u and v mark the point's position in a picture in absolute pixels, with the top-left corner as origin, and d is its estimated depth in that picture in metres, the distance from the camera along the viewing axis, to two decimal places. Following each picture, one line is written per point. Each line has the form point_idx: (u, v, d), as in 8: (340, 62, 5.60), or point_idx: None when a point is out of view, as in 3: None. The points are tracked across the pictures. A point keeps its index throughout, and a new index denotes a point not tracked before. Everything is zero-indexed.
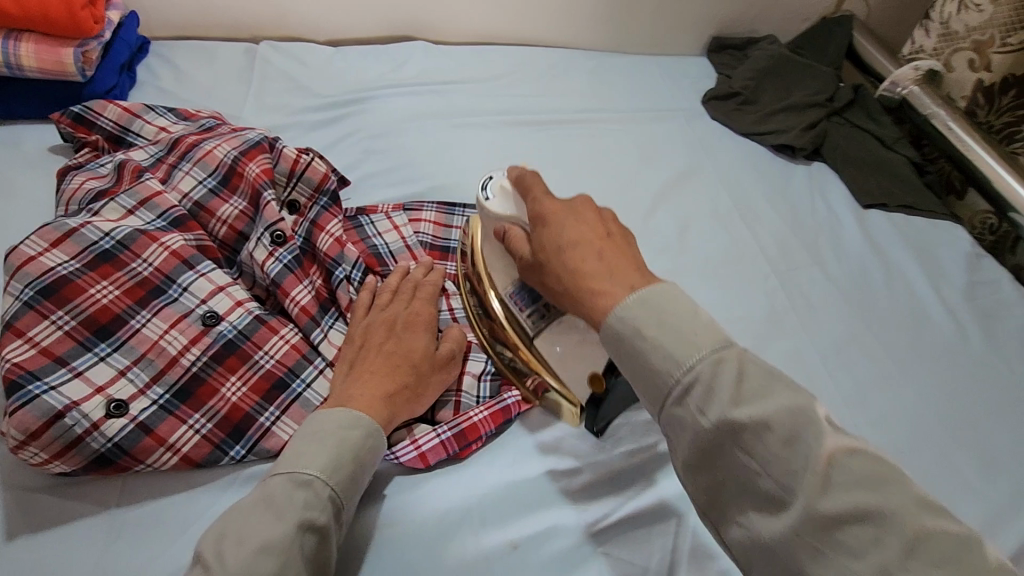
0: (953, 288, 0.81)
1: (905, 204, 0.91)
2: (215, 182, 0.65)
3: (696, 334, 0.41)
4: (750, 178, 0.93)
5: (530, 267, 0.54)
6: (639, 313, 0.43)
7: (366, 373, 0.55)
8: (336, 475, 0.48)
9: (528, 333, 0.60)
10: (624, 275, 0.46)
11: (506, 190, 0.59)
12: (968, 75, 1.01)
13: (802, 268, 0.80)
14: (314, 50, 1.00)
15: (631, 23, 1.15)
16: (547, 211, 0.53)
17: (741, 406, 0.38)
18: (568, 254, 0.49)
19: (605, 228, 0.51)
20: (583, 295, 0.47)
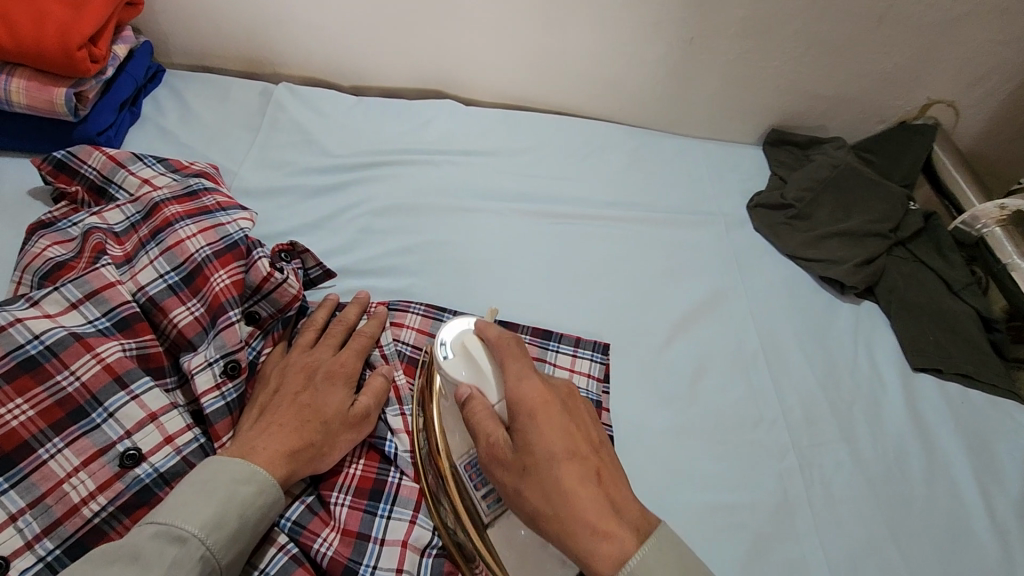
0: (1005, 496, 0.69)
1: (963, 372, 0.79)
2: (177, 279, 0.60)
3: (656, 560, 0.42)
4: (786, 313, 0.83)
5: (512, 488, 0.47)
6: (648, 568, 0.42)
7: (274, 425, 0.53)
8: (217, 533, 0.45)
9: (480, 519, 0.52)
10: (610, 489, 0.46)
11: (469, 351, 0.54)
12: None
13: (828, 447, 0.70)
14: (333, 100, 0.94)
15: (683, 102, 1.04)
16: (532, 405, 0.48)
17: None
18: (561, 474, 0.46)
19: (586, 435, 0.49)
20: (580, 539, 0.44)
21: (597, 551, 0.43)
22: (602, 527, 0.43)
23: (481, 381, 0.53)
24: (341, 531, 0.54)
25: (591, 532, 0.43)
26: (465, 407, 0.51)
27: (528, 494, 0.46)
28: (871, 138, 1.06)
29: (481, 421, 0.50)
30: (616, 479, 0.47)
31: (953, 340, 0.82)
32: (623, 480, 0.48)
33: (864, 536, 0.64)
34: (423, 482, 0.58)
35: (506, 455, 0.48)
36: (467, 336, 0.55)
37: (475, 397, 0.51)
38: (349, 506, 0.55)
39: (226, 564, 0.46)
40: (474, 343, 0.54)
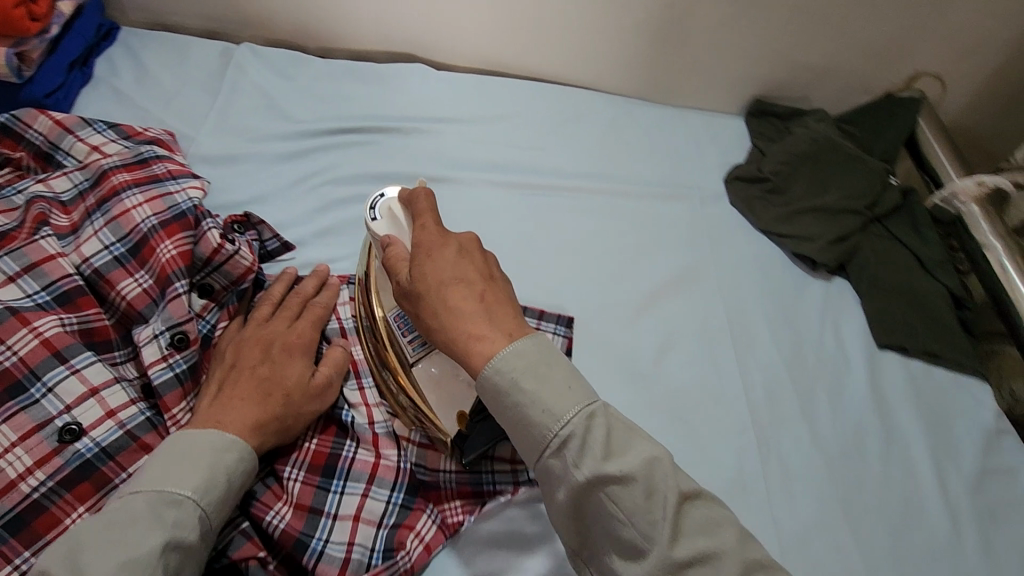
0: (960, 475, 0.70)
1: (930, 351, 0.79)
2: (123, 250, 0.59)
3: (568, 393, 0.46)
4: (757, 290, 0.82)
5: (405, 294, 0.53)
6: (511, 365, 0.47)
7: (233, 399, 0.53)
8: (209, 496, 0.46)
9: (406, 359, 0.59)
10: (498, 313, 0.50)
11: (395, 214, 0.60)
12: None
13: (788, 426, 0.71)
14: (299, 63, 0.90)
15: (663, 69, 1.01)
16: (429, 244, 0.54)
17: (609, 459, 0.44)
18: (447, 294, 0.50)
19: (490, 270, 0.53)
20: (461, 343, 0.49)
21: (468, 349, 0.49)
22: (480, 334, 0.49)
23: (402, 235, 0.59)
24: (293, 506, 0.54)
25: (472, 338, 0.49)
26: (386, 253, 0.57)
27: (416, 272, 0.52)
28: (853, 112, 1.04)
29: (397, 261, 0.56)
30: (501, 301, 0.51)
31: (921, 319, 0.81)
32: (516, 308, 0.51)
33: (815, 513, 0.65)
34: (379, 457, 0.58)
35: (406, 285, 0.53)
36: (394, 201, 0.60)
37: (398, 242, 0.58)
38: (302, 481, 0.55)
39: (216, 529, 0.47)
40: (399, 209, 0.60)
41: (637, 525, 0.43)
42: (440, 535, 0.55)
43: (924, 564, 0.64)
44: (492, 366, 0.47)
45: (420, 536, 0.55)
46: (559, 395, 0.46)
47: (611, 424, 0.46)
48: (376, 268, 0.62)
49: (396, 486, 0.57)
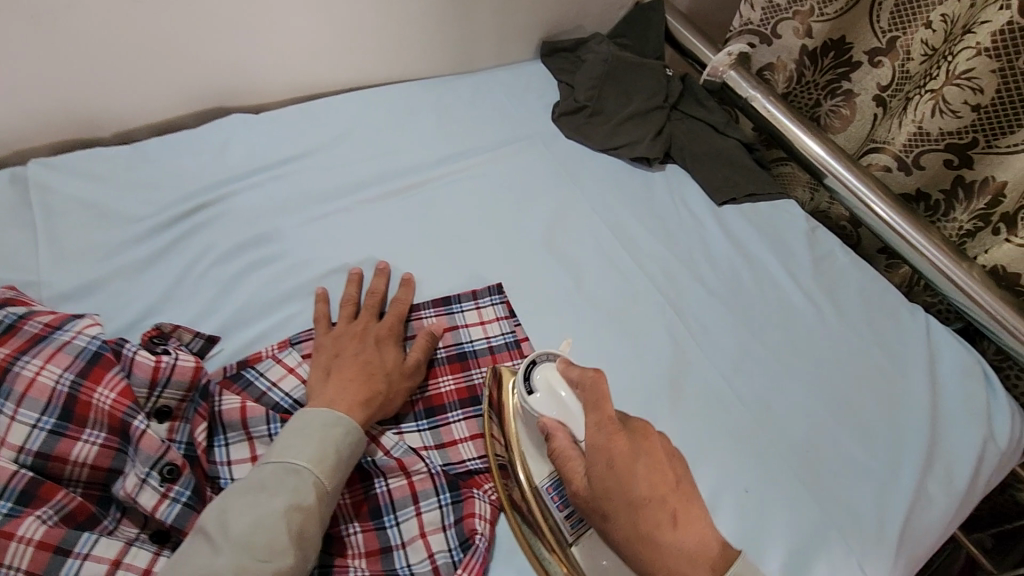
0: (803, 270, 0.93)
1: (751, 193, 1.01)
2: (54, 419, 0.53)
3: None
4: (621, 201, 0.97)
5: (586, 500, 0.57)
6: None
7: (344, 380, 0.63)
8: (322, 465, 0.55)
9: (564, 538, 0.60)
10: (690, 532, 0.53)
11: (553, 390, 0.63)
12: (793, 41, 1.06)
13: (688, 290, 0.87)
14: (105, 158, 0.82)
15: (459, 41, 1.08)
16: (610, 446, 0.56)
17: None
18: (641, 516, 0.53)
19: (671, 477, 0.57)
20: (654, 559, 0.52)
21: (671, 571, 0.52)
22: (692, 559, 0.52)
23: (568, 417, 0.62)
24: (366, 554, 0.59)
25: (679, 545, 0.52)
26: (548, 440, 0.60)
27: (599, 475, 0.56)
28: (618, 24, 1.21)
29: (567, 462, 0.59)
30: (694, 514, 0.54)
31: (735, 171, 1.03)
32: (704, 518, 0.55)
33: (734, 342, 0.83)
34: (410, 475, 0.63)
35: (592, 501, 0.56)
36: (552, 372, 0.65)
37: (557, 434, 0.60)
38: (362, 531, 0.60)
39: (333, 493, 0.56)
40: (557, 377, 0.64)
41: None
42: (495, 508, 0.62)
43: (812, 339, 0.85)
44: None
45: (483, 517, 0.61)
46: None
47: None
48: (522, 429, 0.65)
49: (440, 488, 0.62)
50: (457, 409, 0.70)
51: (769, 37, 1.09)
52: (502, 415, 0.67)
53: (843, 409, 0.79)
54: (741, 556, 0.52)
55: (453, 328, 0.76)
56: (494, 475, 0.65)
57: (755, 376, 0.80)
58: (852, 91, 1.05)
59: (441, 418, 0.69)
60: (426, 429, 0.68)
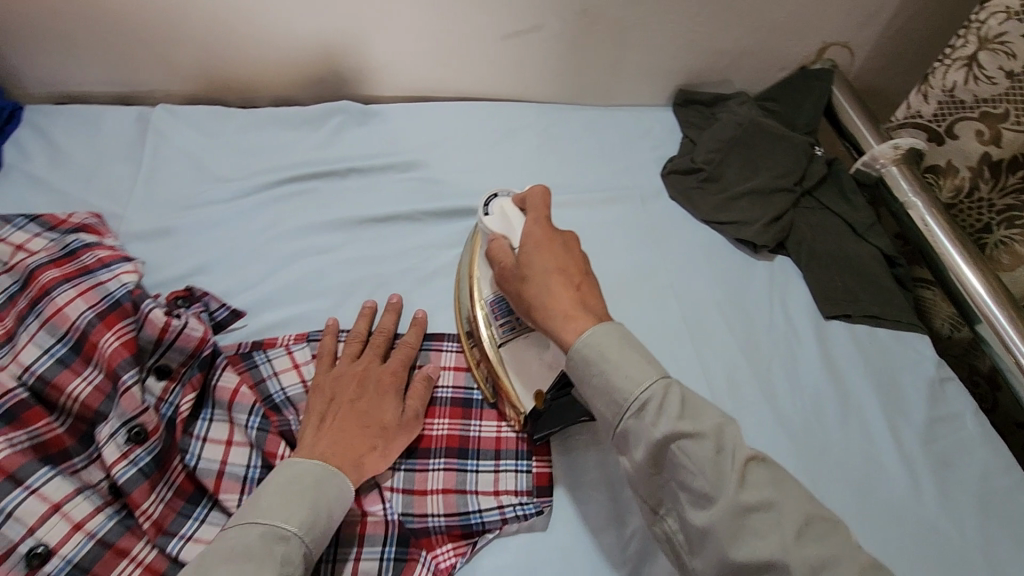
0: (911, 428, 0.75)
1: (871, 314, 0.84)
2: (65, 351, 0.57)
3: (637, 370, 0.51)
4: (706, 282, 0.85)
5: (508, 277, 0.62)
6: (596, 341, 0.53)
7: (335, 432, 0.58)
8: (312, 531, 0.50)
9: (494, 340, 0.67)
10: (579, 320, 0.56)
11: (507, 213, 0.67)
12: (974, 146, 0.88)
13: (750, 406, 0.74)
14: (220, 115, 0.88)
15: (588, 72, 1.03)
16: (530, 241, 0.62)
17: (685, 419, 0.48)
18: (550, 281, 0.59)
19: (581, 266, 0.61)
20: (553, 319, 0.57)
21: (560, 337, 0.56)
22: (571, 316, 0.56)
23: (511, 232, 0.65)
24: None
25: (563, 319, 0.56)
26: (489, 246, 0.65)
27: (521, 297, 0.60)
28: (772, 87, 1.08)
29: (501, 257, 0.63)
30: (595, 294, 0.59)
31: (861, 284, 0.86)
32: (594, 293, 0.59)
33: None
34: (365, 515, 0.60)
35: (511, 272, 0.62)
36: (506, 202, 0.68)
37: (501, 242, 0.65)
38: None
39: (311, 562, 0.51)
40: (512, 207, 0.67)
41: (707, 477, 0.46)
42: None
43: (890, 514, 0.69)
44: (580, 342, 0.53)
45: None
46: (628, 376, 0.50)
47: (681, 395, 0.50)
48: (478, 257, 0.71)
49: (388, 540, 0.58)
50: (440, 458, 0.65)
51: (942, 136, 0.92)
52: (469, 250, 0.75)
53: None
54: (621, 323, 0.55)
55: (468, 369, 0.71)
56: (450, 544, 0.59)
57: None
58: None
59: (421, 462, 0.64)
60: (399, 470, 0.63)
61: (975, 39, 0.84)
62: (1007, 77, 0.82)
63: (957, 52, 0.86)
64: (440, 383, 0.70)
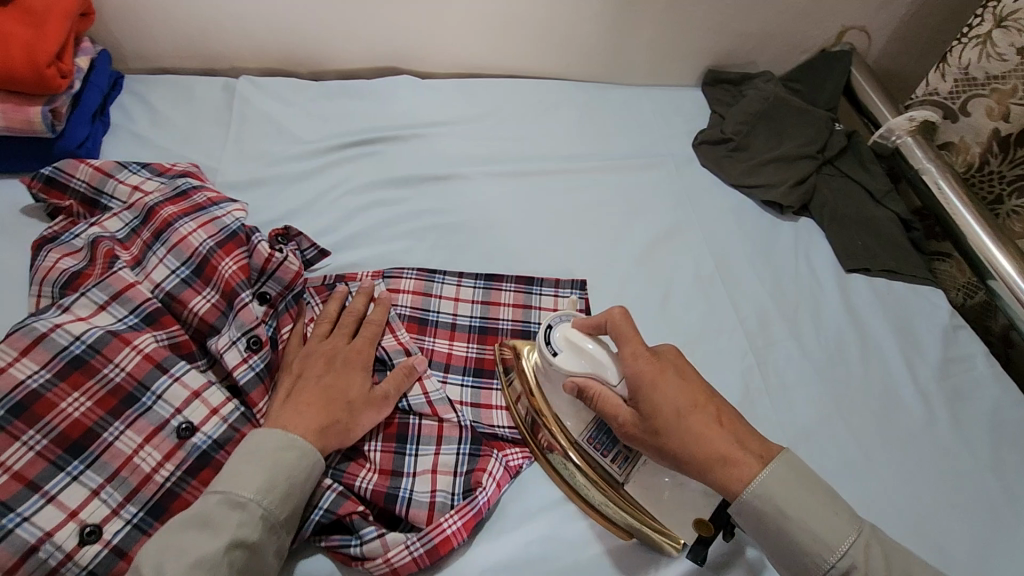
0: (927, 366, 0.82)
1: (890, 268, 0.91)
2: (188, 272, 0.65)
3: (836, 521, 0.53)
4: (738, 239, 0.93)
5: (635, 436, 0.59)
6: (771, 492, 0.53)
7: (301, 405, 0.59)
8: (269, 496, 0.52)
9: (616, 477, 0.64)
10: (748, 452, 0.55)
11: (579, 345, 0.63)
12: (985, 122, 0.95)
13: (779, 344, 0.82)
14: (295, 86, 0.98)
15: (625, 52, 1.11)
16: (641, 377, 0.59)
17: (892, 574, 0.51)
18: (688, 422, 0.56)
19: (703, 392, 0.59)
20: (714, 464, 0.55)
21: (726, 478, 0.54)
22: (733, 458, 0.55)
23: (599, 369, 0.62)
24: (378, 471, 0.63)
25: (725, 462, 0.55)
26: (588, 394, 0.62)
27: (661, 422, 0.57)
28: (794, 69, 1.16)
29: (606, 404, 0.61)
30: (749, 432, 0.57)
31: (880, 243, 0.94)
32: (741, 422, 0.58)
33: (815, 414, 0.77)
34: (442, 420, 0.67)
35: (637, 426, 0.59)
36: (570, 329, 0.64)
37: (592, 382, 0.62)
38: (382, 451, 0.64)
39: (286, 518, 0.53)
40: (577, 333, 0.64)
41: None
42: (506, 474, 0.65)
43: (907, 439, 0.76)
44: (752, 487, 0.53)
45: (492, 476, 0.63)
46: (830, 528, 0.52)
47: (886, 553, 0.52)
48: (545, 386, 0.67)
49: (463, 439, 0.66)
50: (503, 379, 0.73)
51: (956, 113, 0.99)
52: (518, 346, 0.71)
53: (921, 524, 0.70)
54: (786, 450, 0.56)
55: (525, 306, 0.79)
56: (517, 448, 0.68)
57: (823, 452, 0.74)
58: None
59: (486, 381, 0.73)
60: (467, 386, 0.71)
61: (990, 18, 0.91)
62: (1017, 53, 0.89)
63: (974, 31, 0.93)
64: (501, 316, 0.78)
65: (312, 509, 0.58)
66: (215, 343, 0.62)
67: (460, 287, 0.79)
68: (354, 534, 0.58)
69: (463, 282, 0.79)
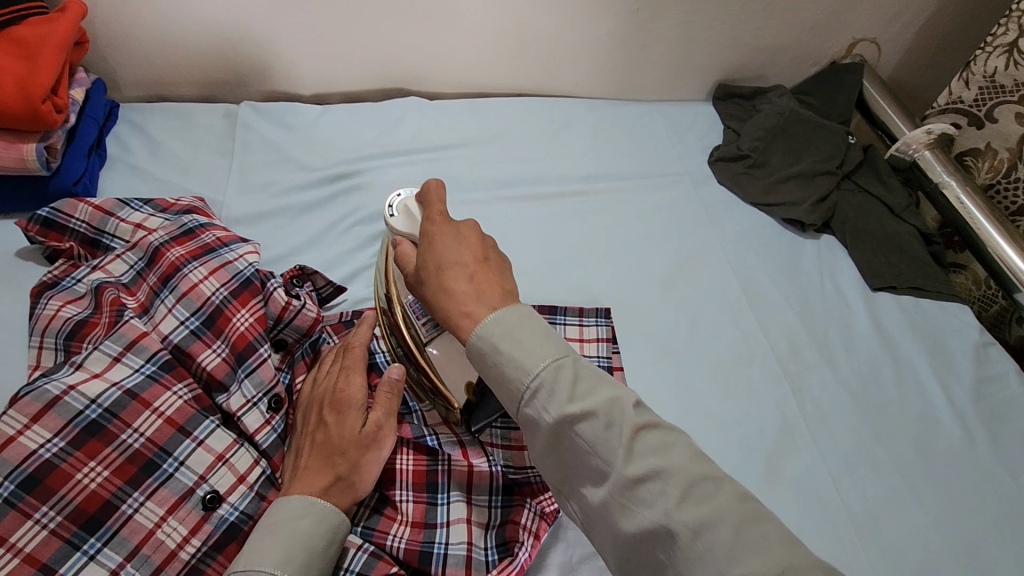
0: (962, 387, 0.81)
1: (916, 285, 0.90)
2: (198, 323, 0.61)
3: (550, 353, 0.48)
4: (760, 260, 0.91)
5: (414, 281, 0.57)
6: (504, 327, 0.49)
7: (305, 469, 0.55)
8: (290, 566, 0.48)
9: (419, 340, 0.61)
10: (484, 293, 0.52)
11: (412, 211, 0.61)
12: (1014, 127, 0.94)
13: (811, 369, 0.80)
14: (299, 111, 0.94)
15: (635, 68, 1.09)
16: (433, 230, 0.56)
17: (638, 454, 0.44)
18: (445, 277, 0.53)
19: (485, 253, 0.56)
20: (454, 316, 0.52)
21: (462, 307, 0.52)
22: (476, 293, 0.52)
23: (416, 231, 0.60)
24: (411, 524, 0.59)
25: (467, 301, 0.52)
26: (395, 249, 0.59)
27: (426, 263, 0.55)
28: (806, 81, 1.14)
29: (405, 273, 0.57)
30: (497, 279, 0.54)
31: (906, 260, 0.92)
32: (507, 282, 0.54)
33: (854, 441, 0.74)
34: (472, 465, 0.62)
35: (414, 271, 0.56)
36: (410, 197, 0.62)
37: (406, 242, 0.60)
38: (413, 500, 0.60)
39: None
40: (415, 205, 0.62)
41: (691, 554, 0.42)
42: (542, 523, 0.61)
43: (949, 466, 0.74)
44: (479, 329, 0.50)
45: (528, 528, 0.60)
46: (543, 354, 0.47)
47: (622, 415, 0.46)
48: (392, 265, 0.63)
49: (494, 488, 0.62)
50: None
51: (982, 120, 0.98)
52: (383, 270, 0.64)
53: (973, 556, 0.67)
54: (524, 302, 0.51)
55: None
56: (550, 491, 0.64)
57: (867, 483, 0.72)
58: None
59: None
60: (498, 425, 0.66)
61: (1016, 26, 0.90)
62: None
63: (998, 39, 0.93)
64: None
65: (342, 572, 0.54)
66: (227, 403, 0.58)
67: None
68: None
69: None
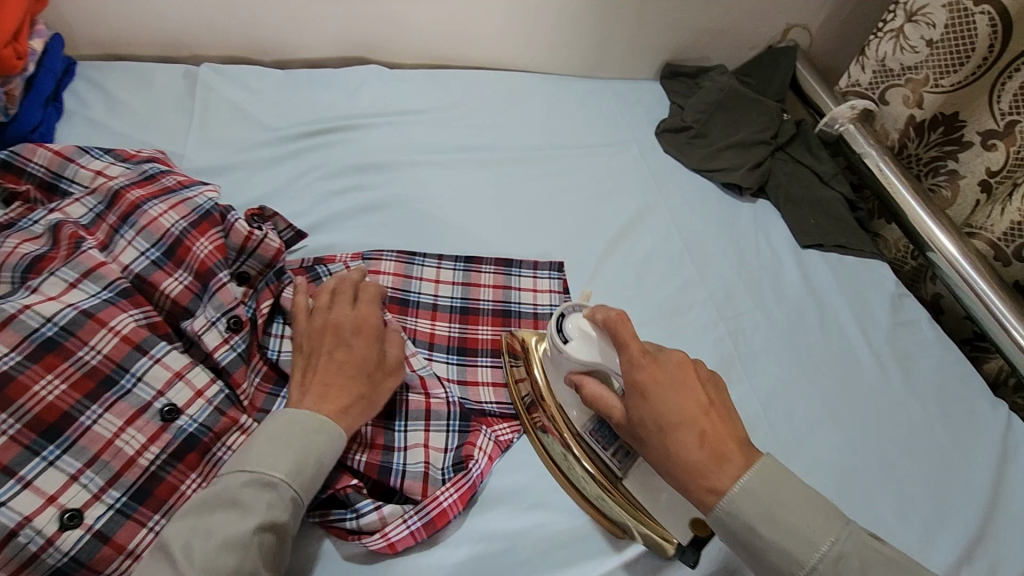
0: (878, 331, 0.89)
1: (841, 244, 0.98)
2: (159, 254, 0.63)
3: (811, 530, 0.50)
4: (702, 220, 0.98)
5: (624, 430, 0.58)
6: (755, 489, 0.51)
7: (321, 384, 0.58)
8: (300, 478, 0.52)
9: (614, 473, 0.61)
10: (723, 465, 0.52)
11: (587, 333, 0.61)
12: (902, 110, 1.02)
13: (747, 316, 0.87)
14: (259, 74, 0.96)
15: (589, 46, 1.15)
16: (645, 384, 0.55)
17: (785, 534, 0.50)
18: (674, 432, 0.54)
19: (706, 396, 0.56)
20: (689, 478, 0.53)
21: (702, 481, 0.52)
22: (715, 457, 0.53)
23: (606, 361, 0.60)
24: (370, 446, 0.62)
25: (713, 469, 0.52)
26: (582, 390, 0.60)
27: (636, 410, 0.56)
28: (745, 63, 1.22)
29: (603, 401, 0.59)
30: (724, 436, 0.54)
31: (831, 222, 1.00)
32: (733, 426, 0.55)
33: (781, 375, 0.81)
34: (429, 396, 0.66)
35: (623, 424, 0.57)
36: (583, 319, 0.62)
37: (589, 379, 0.61)
38: (372, 424, 0.63)
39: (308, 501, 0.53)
40: (589, 326, 0.62)
41: None
42: (495, 447, 0.66)
43: (865, 396, 0.81)
44: (731, 505, 0.51)
45: (483, 449, 0.64)
46: (805, 541, 0.50)
47: (840, 549, 0.49)
48: (552, 377, 0.65)
49: (451, 415, 0.65)
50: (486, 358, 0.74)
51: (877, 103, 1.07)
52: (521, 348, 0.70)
53: (886, 473, 0.75)
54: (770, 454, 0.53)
55: (505, 286, 0.80)
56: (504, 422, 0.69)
57: (792, 407, 0.78)
58: (957, 172, 0.99)
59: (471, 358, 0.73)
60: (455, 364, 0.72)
61: (903, 13, 0.98)
62: (927, 45, 0.95)
63: (888, 26, 1.01)
64: (481, 297, 0.78)
65: None
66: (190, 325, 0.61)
67: (441, 268, 0.80)
68: (348, 508, 0.58)
69: (444, 264, 0.80)
